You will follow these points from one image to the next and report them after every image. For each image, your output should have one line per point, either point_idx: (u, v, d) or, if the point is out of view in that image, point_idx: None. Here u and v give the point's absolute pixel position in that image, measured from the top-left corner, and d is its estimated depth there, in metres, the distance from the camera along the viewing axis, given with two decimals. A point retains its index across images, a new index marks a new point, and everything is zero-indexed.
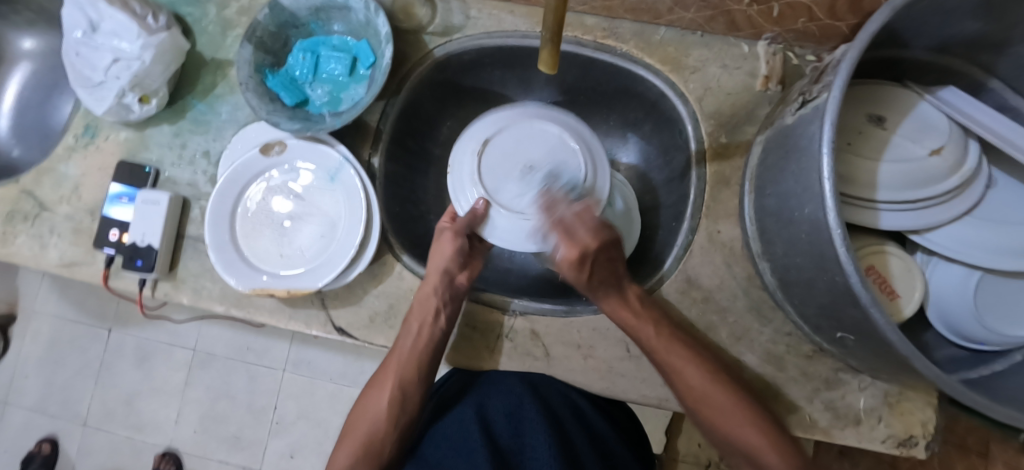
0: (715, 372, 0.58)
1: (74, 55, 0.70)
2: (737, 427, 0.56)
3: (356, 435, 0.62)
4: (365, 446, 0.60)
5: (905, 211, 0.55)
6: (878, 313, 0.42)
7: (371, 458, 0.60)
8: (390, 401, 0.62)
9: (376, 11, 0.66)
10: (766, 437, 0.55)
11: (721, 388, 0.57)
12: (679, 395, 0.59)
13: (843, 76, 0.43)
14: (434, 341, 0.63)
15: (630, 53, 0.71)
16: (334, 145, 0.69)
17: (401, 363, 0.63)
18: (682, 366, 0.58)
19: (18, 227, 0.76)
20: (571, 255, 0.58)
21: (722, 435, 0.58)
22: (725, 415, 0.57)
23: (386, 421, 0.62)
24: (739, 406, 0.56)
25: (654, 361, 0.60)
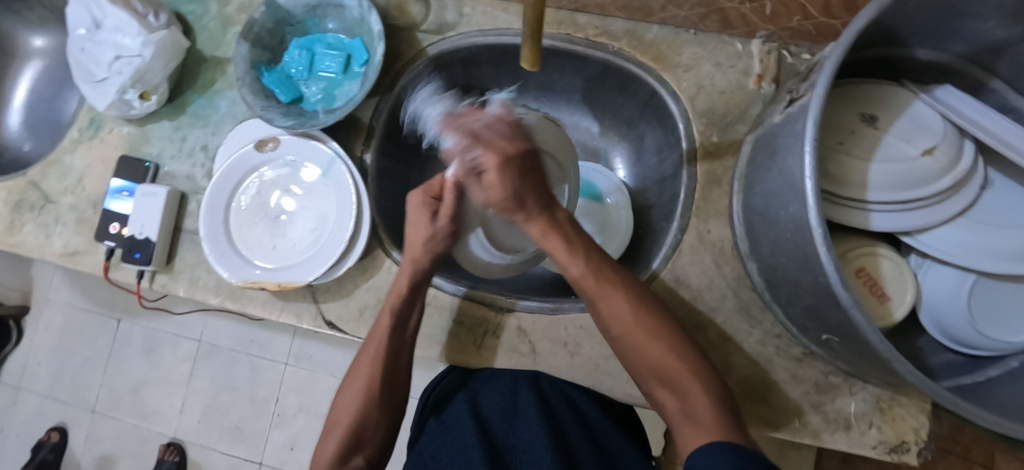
0: (638, 302, 0.53)
1: (78, 51, 0.72)
2: (651, 354, 0.52)
3: (339, 427, 0.59)
4: (349, 435, 0.58)
5: (897, 212, 0.53)
6: (859, 314, 0.41)
7: (359, 448, 0.59)
8: (371, 392, 0.59)
9: (370, 10, 0.67)
10: (682, 366, 0.50)
11: (636, 317, 0.53)
12: (602, 326, 0.55)
13: (828, 74, 0.42)
14: (413, 330, 0.63)
15: (623, 51, 0.71)
16: (326, 141, 0.70)
17: (381, 352, 0.60)
18: (600, 294, 0.53)
19: (24, 217, 0.78)
20: (498, 199, 0.48)
21: (631, 363, 0.53)
22: (649, 342, 0.52)
23: (371, 409, 0.59)
24: (654, 334, 0.52)
25: (578, 290, 0.55)
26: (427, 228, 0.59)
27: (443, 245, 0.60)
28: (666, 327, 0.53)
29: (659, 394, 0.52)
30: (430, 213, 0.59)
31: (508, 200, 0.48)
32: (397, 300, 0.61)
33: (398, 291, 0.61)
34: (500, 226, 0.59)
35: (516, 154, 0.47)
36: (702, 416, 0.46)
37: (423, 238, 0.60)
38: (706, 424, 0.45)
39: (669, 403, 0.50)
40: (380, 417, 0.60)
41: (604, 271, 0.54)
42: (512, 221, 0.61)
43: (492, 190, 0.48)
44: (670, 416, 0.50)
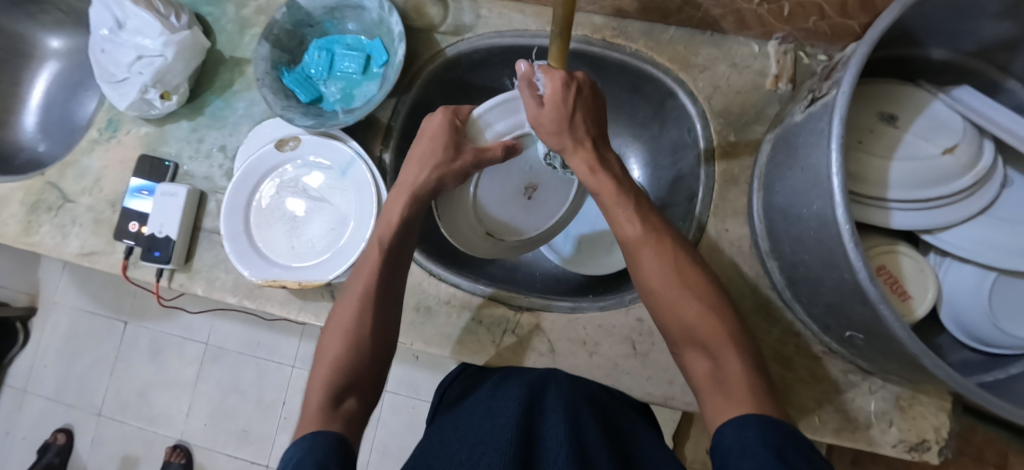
0: (675, 264, 0.54)
1: (100, 52, 0.73)
2: (687, 314, 0.52)
3: (326, 364, 0.54)
4: (339, 375, 0.53)
5: (917, 210, 0.54)
6: (888, 310, 0.41)
7: (351, 389, 0.53)
8: (361, 335, 0.56)
9: (390, 11, 0.68)
10: (718, 326, 0.50)
11: (677, 275, 0.53)
12: (637, 285, 0.56)
13: (854, 73, 0.43)
14: (405, 258, 0.61)
15: (639, 52, 0.71)
16: (346, 140, 0.70)
17: (372, 289, 0.58)
18: (640, 246, 0.55)
19: (41, 217, 0.79)
20: (551, 124, 0.55)
21: (668, 323, 0.53)
22: (684, 298, 0.52)
23: (359, 349, 0.55)
24: (696, 293, 0.53)
25: (623, 245, 0.56)
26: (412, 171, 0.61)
27: (454, 176, 0.61)
28: (699, 287, 0.53)
29: (688, 354, 0.51)
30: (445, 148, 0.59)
31: (561, 117, 0.55)
32: (388, 230, 0.60)
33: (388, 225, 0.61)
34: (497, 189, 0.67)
35: (567, 89, 0.54)
36: (733, 385, 0.45)
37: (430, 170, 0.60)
38: (738, 395, 0.44)
39: (700, 366, 0.50)
40: (371, 354, 0.56)
41: (654, 223, 0.56)
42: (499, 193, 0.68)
43: (545, 111, 0.55)
44: (701, 382, 0.49)
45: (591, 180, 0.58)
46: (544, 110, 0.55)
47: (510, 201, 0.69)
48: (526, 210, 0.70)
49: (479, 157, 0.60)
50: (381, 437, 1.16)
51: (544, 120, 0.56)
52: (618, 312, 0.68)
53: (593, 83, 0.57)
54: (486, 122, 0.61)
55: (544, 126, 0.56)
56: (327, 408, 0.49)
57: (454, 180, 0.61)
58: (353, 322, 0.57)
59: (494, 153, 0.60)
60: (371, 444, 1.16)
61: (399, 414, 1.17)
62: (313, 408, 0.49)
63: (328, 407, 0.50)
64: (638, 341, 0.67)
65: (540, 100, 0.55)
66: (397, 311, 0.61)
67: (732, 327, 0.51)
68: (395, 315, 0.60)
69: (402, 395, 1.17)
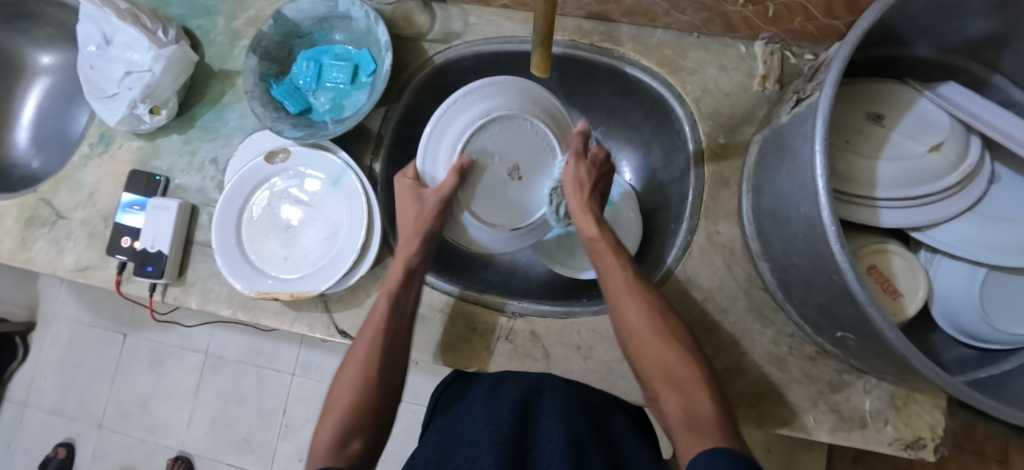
0: (653, 310, 0.55)
1: (89, 68, 0.73)
2: (666, 357, 0.52)
3: (336, 408, 0.55)
4: (349, 417, 0.54)
5: (906, 208, 0.54)
6: (876, 311, 0.41)
7: (358, 431, 0.53)
8: (372, 378, 0.56)
9: (377, 20, 0.68)
10: (692, 370, 0.51)
11: (658, 324, 0.54)
12: (620, 329, 0.56)
13: (836, 74, 0.43)
14: (410, 307, 0.62)
15: (628, 56, 0.71)
16: (336, 151, 0.70)
17: (380, 334, 0.59)
18: (621, 292, 0.56)
19: (35, 233, 0.79)
20: (582, 174, 0.61)
21: (648, 368, 0.53)
22: (661, 344, 0.53)
23: (368, 391, 0.55)
24: (671, 339, 0.53)
25: (607, 294, 0.58)
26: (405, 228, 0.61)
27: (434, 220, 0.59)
28: (676, 332, 0.54)
29: (664, 397, 0.50)
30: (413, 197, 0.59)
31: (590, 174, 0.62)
32: (395, 282, 0.61)
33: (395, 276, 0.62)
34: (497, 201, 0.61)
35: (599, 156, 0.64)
36: (703, 421, 0.45)
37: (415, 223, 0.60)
38: (707, 431, 0.43)
39: (673, 405, 0.49)
40: (381, 396, 0.56)
41: (639, 277, 0.58)
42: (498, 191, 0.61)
43: (583, 165, 0.62)
44: (673, 424, 0.47)
45: (587, 225, 0.60)
46: (585, 164, 0.62)
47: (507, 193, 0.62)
48: (517, 195, 0.62)
49: (441, 197, 0.58)
50: None
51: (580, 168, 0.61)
52: None
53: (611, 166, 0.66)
54: (432, 174, 0.60)
55: (571, 173, 0.61)
56: (334, 451, 0.50)
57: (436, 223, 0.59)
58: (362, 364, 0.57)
59: (448, 182, 0.57)
60: None
61: (399, 421, 1.17)
62: (321, 454, 0.50)
63: (335, 449, 0.51)
64: None
65: (582, 153, 0.62)
66: (407, 352, 0.61)
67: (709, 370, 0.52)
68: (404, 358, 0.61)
69: (402, 401, 1.17)
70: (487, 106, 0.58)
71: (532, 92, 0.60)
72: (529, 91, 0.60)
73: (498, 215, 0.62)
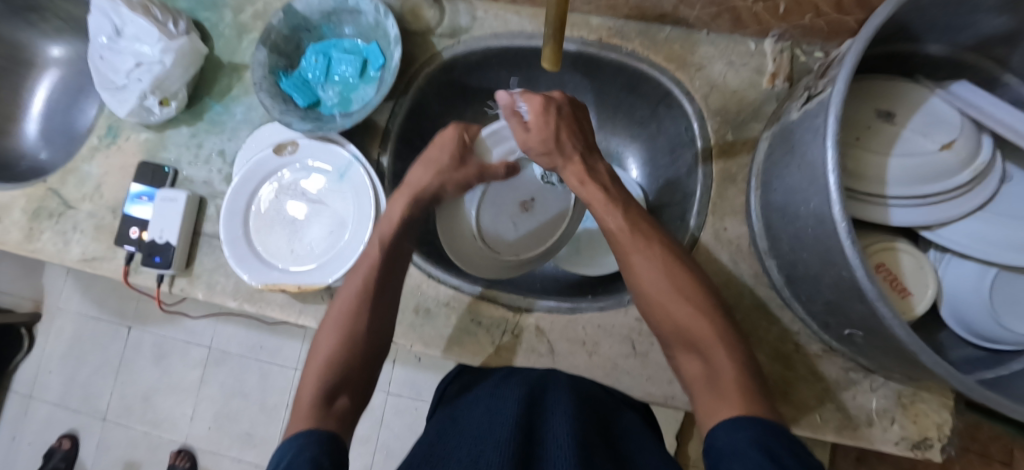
0: (670, 265, 0.55)
1: (98, 60, 0.73)
2: (677, 315, 0.52)
3: (321, 359, 0.54)
4: (333, 372, 0.53)
5: (916, 206, 0.54)
6: (886, 307, 0.41)
7: (343, 387, 0.53)
8: (354, 333, 0.56)
9: (385, 14, 0.68)
10: (711, 327, 0.51)
11: (670, 278, 0.54)
12: (634, 290, 0.56)
13: (848, 70, 0.43)
14: (400, 260, 0.62)
15: (636, 51, 0.71)
16: (344, 144, 0.70)
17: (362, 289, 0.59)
18: (630, 250, 0.56)
19: (43, 224, 0.79)
20: (538, 144, 0.60)
21: (661, 328, 0.53)
22: (680, 301, 0.53)
23: (355, 345, 0.56)
24: (688, 296, 0.53)
25: (614, 251, 0.58)
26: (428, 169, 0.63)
27: (455, 183, 0.64)
28: (696, 291, 0.54)
29: (682, 358, 0.53)
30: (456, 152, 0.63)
31: (547, 138, 0.60)
32: (390, 227, 0.62)
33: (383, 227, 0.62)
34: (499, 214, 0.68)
35: (546, 111, 0.60)
36: (725, 384, 0.46)
37: (439, 172, 0.63)
38: (731, 395, 0.45)
39: (693, 368, 0.51)
40: (366, 350, 0.57)
41: (643, 230, 0.57)
42: (502, 208, 0.68)
43: (532, 135, 0.60)
44: (694, 384, 0.50)
45: (590, 193, 0.59)
46: (529, 131, 0.60)
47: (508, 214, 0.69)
48: (524, 226, 0.69)
49: (482, 172, 0.64)
50: (384, 440, 1.17)
51: (533, 143, 0.60)
52: (618, 312, 0.68)
53: (571, 100, 0.63)
54: (493, 143, 0.66)
55: (536, 147, 0.60)
56: (320, 405, 0.50)
57: (457, 187, 0.64)
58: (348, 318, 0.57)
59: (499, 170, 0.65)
60: (374, 446, 1.17)
61: (401, 416, 1.17)
62: (306, 409, 0.49)
63: (320, 404, 0.50)
64: (638, 341, 0.67)
65: (525, 122, 0.61)
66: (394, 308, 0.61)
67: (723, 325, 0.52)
68: (391, 311, 0.61)
69: (405, 397, 1.17)
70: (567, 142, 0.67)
71: None
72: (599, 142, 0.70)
73: (502, 221, 0.68)
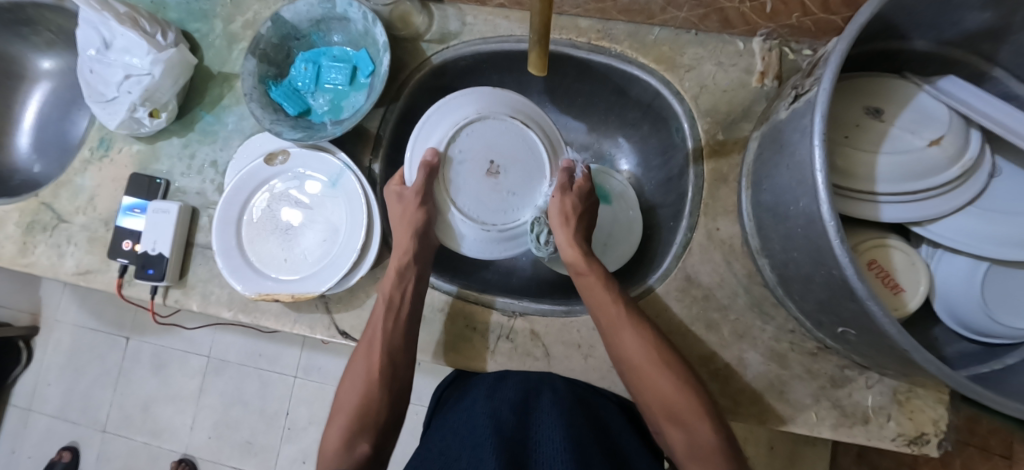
0: (649, 340, 0.57)
1: (88, 72, 0.73)
2: (663, 388, 0.54)
3: (343, 411, 0.57)
4: (356, 420, 0.56)
5: (907, 203, 0.54)
6: (877, 306, 0.41)
7: (363, 434, 0.56)
8: (369, 387, 0.58)
9: (374, 21, 0.68)
10: (692, 403, 0.53)
11: (656, 353, 0.56)
12: (618, 360, 0.58)
13: (833, 69, 0.43)
14: (409, 308, 0.63)
15: (625, 53, 0.71)
16: (335, 152, 0.70)
17: (377, 339, 0.61)
18: (621, 327, 0.57)
19: (37, 237, 0.79)
20: (568, 207, 0.61)
21: (646, 399, 0.55)
22: (660, 373, 0.55)
23: (372, 396, 0.58)
24: (666, 370, 0.55)
25: (601, 330, 0.59)
26: (397, 210, 0.63)
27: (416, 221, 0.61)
28: (674, 362, 0.56)
29: (670, 433, 0.53)
30: (400, 198, 0.63)
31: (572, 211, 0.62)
32: (390, 284, 0.62)
33: (388, 279, 0.63)
34: (482, 203, 0.62)
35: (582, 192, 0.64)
36: (710, 459, 0.48)
37: (400, 222, 0.62)
38: None
39: (679, 441, 0.52)
40: (384, 399, 0.59)
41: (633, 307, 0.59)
42: (481, 195, 0.62)
43: (569, 197, 0.62)
44: (684, 459, 0.51)
45: (571, 256, 0.61)
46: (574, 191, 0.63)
47: (487, 197, 0.62)
48: (511, 188, 0.62)
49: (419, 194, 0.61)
50: None
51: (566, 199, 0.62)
52: None
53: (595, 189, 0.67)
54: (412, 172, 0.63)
55: (558, 206, 0.61)
56: (343, 454, 0.53)
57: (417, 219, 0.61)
58: (364, 371, 0.59)
59: (421, 178, 0.60)
60: None
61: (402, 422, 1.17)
62: (329, 459, 0.53)
63: (343, 453, 0.53)
64: None
65: (569, 187, 0.63)
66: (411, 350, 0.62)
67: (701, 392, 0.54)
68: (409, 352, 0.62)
69: None
70: (459, 114, 0.61)
71: (495, 93, 0.62)
72: (500, 97, 0.62)
73: (493, 209, 0.62)
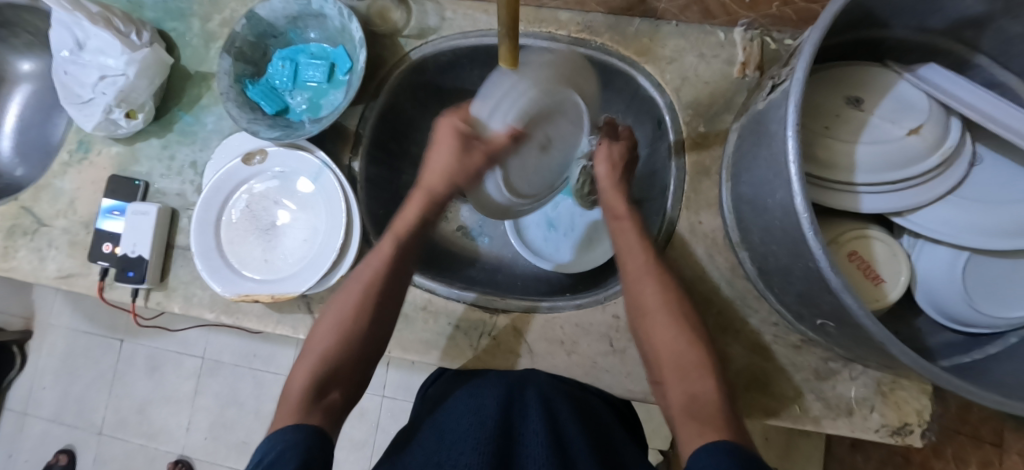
0: (670, 296, 0.55)
1: (63, 74, 0.72)
2: (673, 343, 0.52)
3: (315, 353, 0.52)
4: (326, 366, 0.51)
5: (886, 193, 0.53)
6: (851, 298, 0.40)
7: (335, 382, 0.51)
8: (354, 330, 0.54)
9: (350, 17, 0.67)
10: (700, 356, 0.50)
11: (671, 312, 0.54)
12: (635, 314, 0.56)
13: (807, 59, 0.42)
14: (415, 255, 0.59)
15: (605, 46, 0.71)
16: (313, 150, 0.70)
17: (372, 279, 0.56)
18: (641, 278, 0.57)
19: (17, 242, 0.78)
20: (614, 154, 0.64)
21: (656, 352, 0.52)
22: (670, 330, 0.52)
23: (354, 339, 0.54)
24: (677, 328, 0.52)
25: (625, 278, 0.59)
26: (445, 149, 0.54)
27: (465, 179, 0.54)
28: (688, 322, 0.53)
29: (669, 383, 0.49)
30: (458, 141, 0.53)
31: (614, 161, 0.64)
32: (404, 223, 0.57)
33: (405, 215, 0.58)
34: (524, 172, 0.59)
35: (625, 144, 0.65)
36: (706, 403, 0.44)
37: (445, 161, 0.54)
38: (712, 420, 0.42)
39: (676, 391, 0.48)
40: (363, 346, 0.54)
41: (660, 269, 0.58)
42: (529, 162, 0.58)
43: (615, 147, 0.64)
44: (676, 409, 0.46)
45: (616, 203, 0.62)
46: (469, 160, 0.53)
47: (533, 166, 0.59)
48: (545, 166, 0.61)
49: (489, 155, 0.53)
50: (380, 443, 1.17)
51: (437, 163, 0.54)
52: (595, 309, 0.68)
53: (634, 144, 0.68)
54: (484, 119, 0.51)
55: (607, 153, 0.64)
56: (310, 398, 0.48)
57: (468, 180, 0.54)
58: (350, 311, 0.55)
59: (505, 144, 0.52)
60: (370, 450, 1.17)
61: (397, 419, 1.17)
62: (293, 403, 0.47)
63: (309, 399, 0.48)
64: (615, 338, 0.67)
65: (615, 138, 0.66)
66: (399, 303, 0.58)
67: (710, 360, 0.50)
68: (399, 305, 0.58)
69: (399, 399, 1.17)
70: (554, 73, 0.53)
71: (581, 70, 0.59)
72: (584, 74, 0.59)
73: (528, 181, 0.61)
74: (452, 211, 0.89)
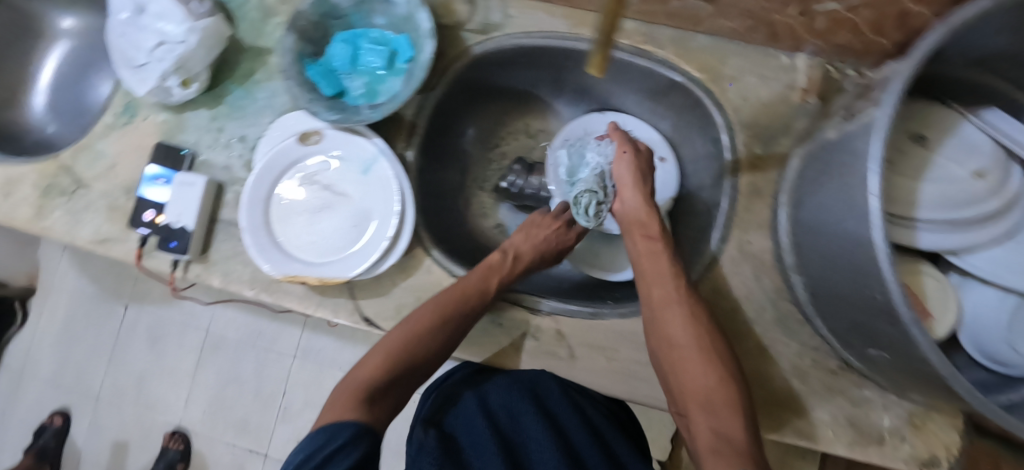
0: (699, 330, 0.55)
1: (120, 37, 0.71)
2: (701, 381, 0.52)
3: (377, 356, 0.57)
4: (387, 371, 0.56)
5: (948, 231, 0.54)
6: (918, 331, 0.41)
7: (391, 387, 0.55)
8: (418, 345, 0.58)
9: (419, 6, 0.67)
10: (727, 396, 0.50)
11: (700, 346, 0.54)
12: (655, 339, 0.58)
13: (894, 95, 0.42)
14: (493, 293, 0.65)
15: (669, 59, 0.71)
16: (370, 137, 0.70)
17: (441, 302, 0.61)
18: (667, 307, 0.57)
19: (53, 201, 0.77)
20: (630, 168, 0.69)
21: (683, 388, 0.53)
22: (695, 362, 0.53)
23: (416, 349, 0.58)
24: (706, 364, 0.53)
25: (647, 306, 0.60)
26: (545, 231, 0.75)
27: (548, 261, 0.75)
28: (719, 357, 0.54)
29: (693, 418, 0.51)
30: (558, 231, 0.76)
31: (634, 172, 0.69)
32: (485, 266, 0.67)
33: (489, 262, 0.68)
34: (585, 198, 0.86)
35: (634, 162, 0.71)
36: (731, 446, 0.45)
37: (540, 244, 0.74)
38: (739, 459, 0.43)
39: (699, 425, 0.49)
40: (423, 358, 0.58)
41: (694, 306, 0.58)
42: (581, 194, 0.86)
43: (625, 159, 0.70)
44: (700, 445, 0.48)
45: (650, 221, 0.65)
46: (546, 231, 0.75)
47: None
48: None
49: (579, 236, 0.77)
50: None
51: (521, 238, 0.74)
52: (637, 319, 0.68)
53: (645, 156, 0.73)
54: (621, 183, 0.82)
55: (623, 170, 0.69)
56: (364, 401, 0.52)
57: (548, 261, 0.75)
58: (416, 325, 0.59)
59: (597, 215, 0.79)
60: None
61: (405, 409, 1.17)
62: (346, 399, 0.53)
63: (361, 395, 0.53)
64: None
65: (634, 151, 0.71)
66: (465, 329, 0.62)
67: (744, 400, 0.50)
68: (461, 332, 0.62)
69: None
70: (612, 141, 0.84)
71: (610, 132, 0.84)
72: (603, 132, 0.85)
73: None
74: (491, 208, 0.89)
